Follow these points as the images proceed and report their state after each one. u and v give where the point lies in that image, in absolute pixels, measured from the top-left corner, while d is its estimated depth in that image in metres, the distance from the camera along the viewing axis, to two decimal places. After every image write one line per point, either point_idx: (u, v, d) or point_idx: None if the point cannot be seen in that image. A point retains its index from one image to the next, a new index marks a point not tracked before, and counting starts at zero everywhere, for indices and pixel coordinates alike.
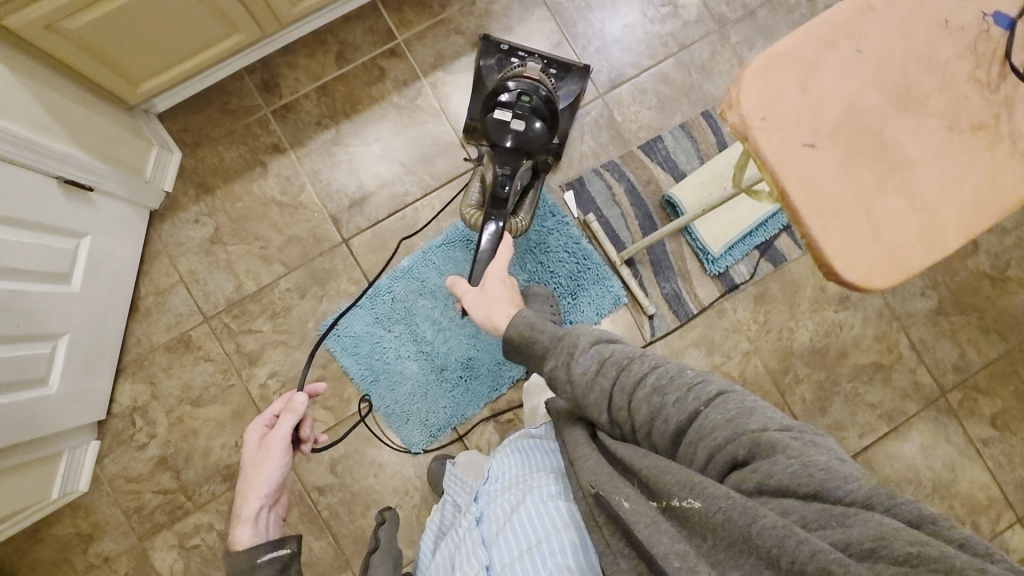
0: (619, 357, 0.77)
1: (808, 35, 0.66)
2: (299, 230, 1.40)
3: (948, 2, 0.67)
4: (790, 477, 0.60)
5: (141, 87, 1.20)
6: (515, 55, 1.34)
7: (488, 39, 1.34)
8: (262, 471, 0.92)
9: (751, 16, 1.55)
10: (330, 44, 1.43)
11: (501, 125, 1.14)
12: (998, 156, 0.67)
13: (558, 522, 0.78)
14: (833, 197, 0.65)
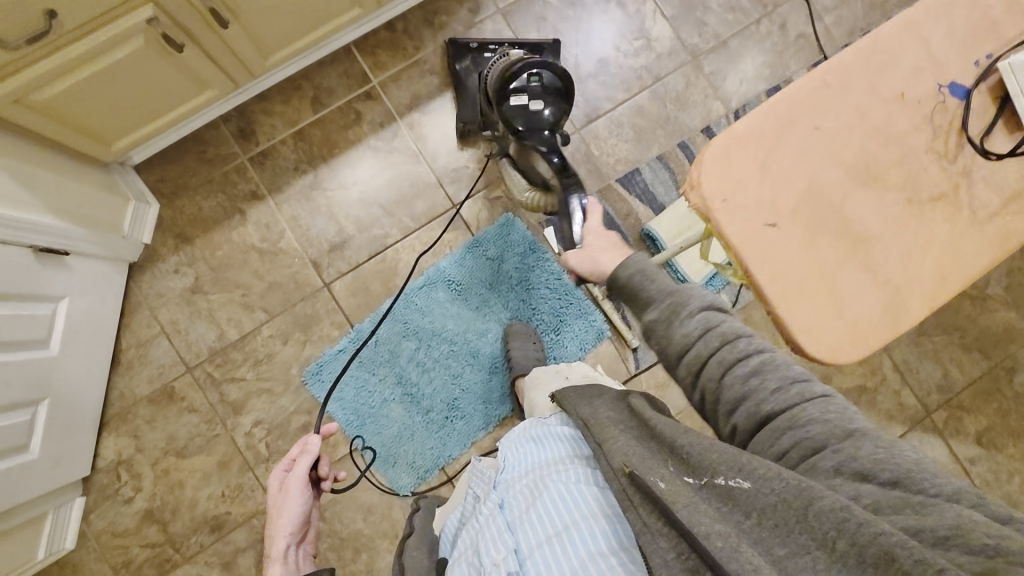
0: (724, 327, 0.71)
1: (765, 115, 0.67)
2: (279, 276, 1.40)
3: (903, 75, 0.68)
4: (873, 463, 0.57)
5: (114, 145, 1.20)
6: (486, 51, 1.44)
7: (456, 42, 1.44)
8: (285, 512, 0.88)
9: (723, 45, 1.57)
10: (305, 90, 1.44)
11: (524, 110, 1.16)
12: (960, 227, 0.67)
13: (585, 509, 0.71)
14: (798, 277, 0.65)
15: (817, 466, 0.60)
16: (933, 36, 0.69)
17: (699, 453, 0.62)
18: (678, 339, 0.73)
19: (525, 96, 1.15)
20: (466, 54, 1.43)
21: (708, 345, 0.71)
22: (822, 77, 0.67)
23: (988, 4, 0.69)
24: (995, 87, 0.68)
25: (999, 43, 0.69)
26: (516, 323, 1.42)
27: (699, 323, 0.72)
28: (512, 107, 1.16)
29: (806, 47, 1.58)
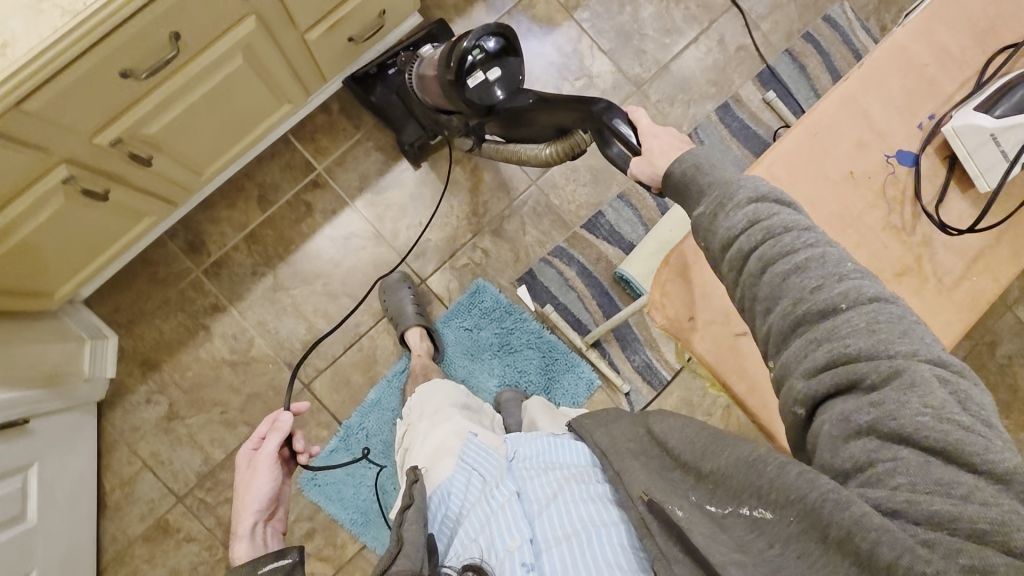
0: (776, 220, 0.58)
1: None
2: (257, 385, 1.36)
3: (849, 154, 0.64)
4: (915, 424, 0.48)
5: (59, 292, 1.14)
6: (388, 68, 1.35)
7: (356, 77, 1.34)
8: (253, 490, 0.83)
9: (665, 70, 1.55)
10: (249, 189, 1.39)
11: (483, 88, 0.91)
12: (926, 300, 0.64)
13: (607, 515, 0.71)
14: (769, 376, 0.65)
15: (847, 420, 0.51)
16: (873, 104, 0.65)
17: (712, 479, 0.60)
18: (722, 234, 0.61)
19: (479, 74, 0.91)
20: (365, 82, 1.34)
21: (748, 241, 0.59)
22: (770, 170, 0.63)
23: (924, 63, 0.66)
24: (942, 147, 0.65)
25: (939, 103, 0.66)
26: (505, 391, 1.37)
27: (744, 218, 0.60)
28: (473, 92, 0.91)
29: (749, 59, 1.57)
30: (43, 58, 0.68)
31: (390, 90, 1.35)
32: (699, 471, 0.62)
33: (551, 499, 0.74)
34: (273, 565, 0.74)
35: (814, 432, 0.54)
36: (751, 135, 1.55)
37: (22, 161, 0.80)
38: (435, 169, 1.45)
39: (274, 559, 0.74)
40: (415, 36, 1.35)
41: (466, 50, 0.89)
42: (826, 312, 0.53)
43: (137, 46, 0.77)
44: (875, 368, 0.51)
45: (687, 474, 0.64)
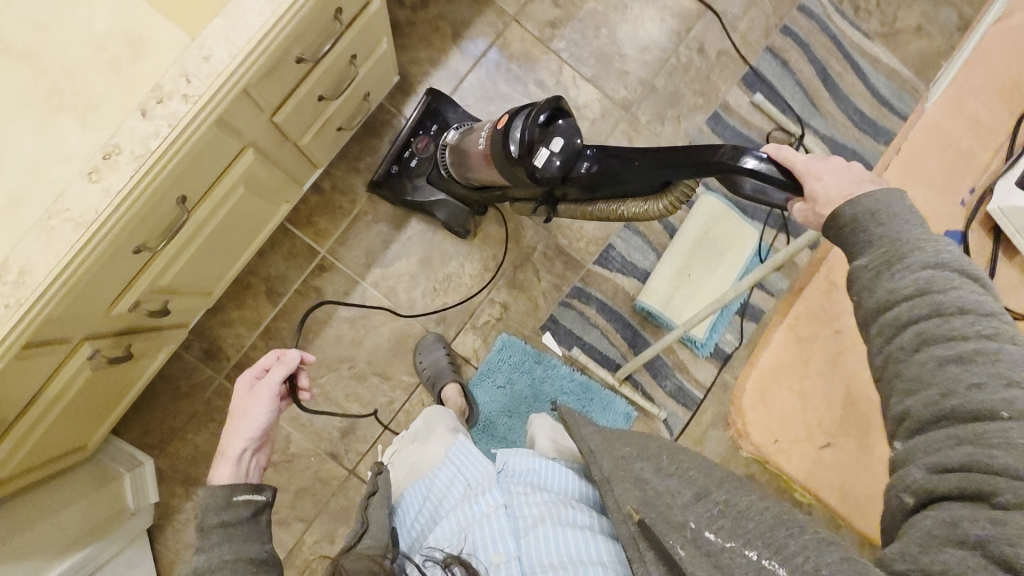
0: (951, 297, 0.53)
1: (785, 337, 0.63)
2: (304, 480, 1.35)
3: None
4: None
5: (92, 439, 1.10)
6: (408, 159, 1.34)
7: (381, 180, 1.34)
8: (248, 415, 0.77)
9: (652, 89, 1.52)
10: (256, 285, 1.35)
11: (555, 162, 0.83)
12: None
13: (596, 550, 0.69)
14: (861, 486, 0.63)
15: (954, 525, 0.47)
16: (916, 189, 0.66)
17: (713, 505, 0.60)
18: (882, 294, 0.56)
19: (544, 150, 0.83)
20: (388, 180, 1.34)
21: (910, 310, 0.54)
22: (828, 278, 0.64)
23: (957, 138, 0.67)
24: (986, 222, 0.67)
25: (977, 175, 0.67)
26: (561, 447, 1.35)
27: (916, 283, 0.54)
28: (542, 173, 0.83)
29: (731, 63, 1.56)
30: (63, 276, 0.63)
31: (414, 180, 1.34)
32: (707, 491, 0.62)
33: (539, 518, 0.71)
34: (248, 497, 0.71)
35: (912, 524, 0.51)
36: (743, 141, 1.55)
37: (45, 360, 0.75)
38: (440, 231, 1.42)
39: (250, 493, 0.72)
40: (418, 115, 1.34)
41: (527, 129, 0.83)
42: (979, 409, 0.49)
43: (148, 222, 0.73)
44: (1014, 489, 0.46)
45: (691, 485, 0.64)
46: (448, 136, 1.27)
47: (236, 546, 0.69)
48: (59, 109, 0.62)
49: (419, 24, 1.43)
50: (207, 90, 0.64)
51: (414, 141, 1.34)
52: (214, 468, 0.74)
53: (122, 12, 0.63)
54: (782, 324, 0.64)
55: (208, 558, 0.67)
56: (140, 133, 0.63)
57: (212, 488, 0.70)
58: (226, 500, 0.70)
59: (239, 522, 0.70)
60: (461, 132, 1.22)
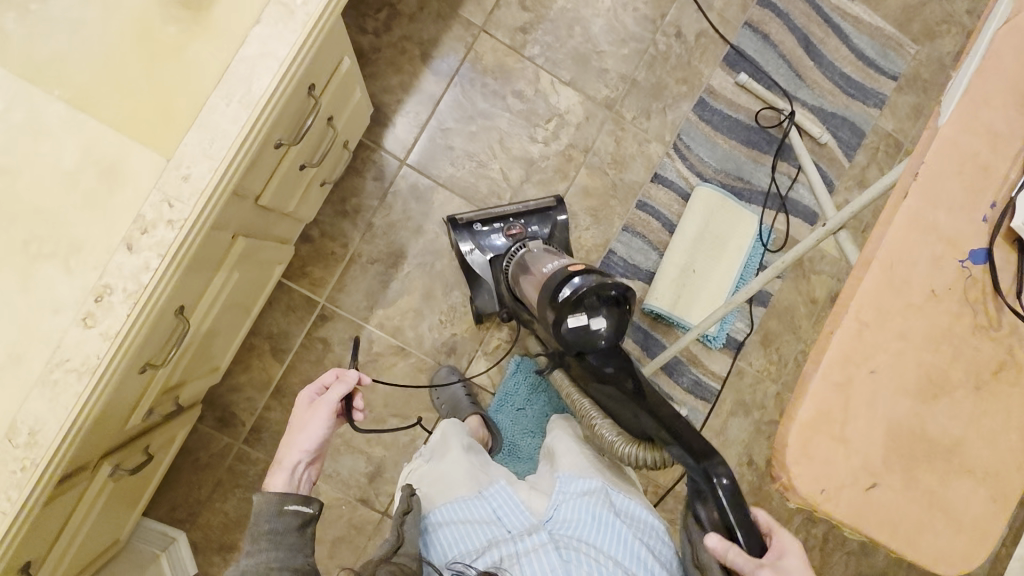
0: None
1: (820, 385, 0.60)
2: (337, 530, 1.35)
3: (925, 270, 0.62)
4: None
5: (124, 532, 1.08)
6: (492, 231, 1.26)
7: (457, 223, 1.25)
8: (307, 428, 0.79)
9: (634, 84, 1.47)
10: (259, 345, 1.32)
11: (581, 333, 0.84)
12: None
13: None
14: (910, 521, 0.61)
15: None
16: (939, 213, 0.62)
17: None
18: None
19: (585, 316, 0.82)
20: (466, 232, 1.25)
21: None
22: (859, 317, 0.61)
23: (975, 152, 0.63)
24: (1008, 234, 0.64)
25: (997, 187, 0.64)
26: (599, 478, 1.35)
27: None
28: (570, 332, 0.83)
29: (711, 44, 1.50)
30: (74, 431, 0.59)
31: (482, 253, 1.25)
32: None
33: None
34: (298, 508, 0.73)
35: None
36: (733, 125, 1.51)
37: (67, 495, 0.72)
38: (437, 263, 1.39)
39: (300, 504, 0.74)
40: (529, 208, 1.28)
41: (585, 288, 0.82)
42: None
43: (151, 344, 0.69)
44: None
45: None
46: (539, 244, 1.20)
47: (282, 555, 0.71)
48: (40, 257, 0.58)
49: (385, 49, 1.36)
50: (192, 212, 0.59)
51: (507, 222, 1.27)
52: (268, 476, 0.76)
53: (88, 141, 0.58)
54: (816, 372, 0.60)
55: (253, 562, 0.69)
56: (130, 268, 0.59)
57: (266, 494, 0.72)
58: (278, 508, 0.72)
59: (289, 531, 0.73)
60: (552, 248, 1.18)
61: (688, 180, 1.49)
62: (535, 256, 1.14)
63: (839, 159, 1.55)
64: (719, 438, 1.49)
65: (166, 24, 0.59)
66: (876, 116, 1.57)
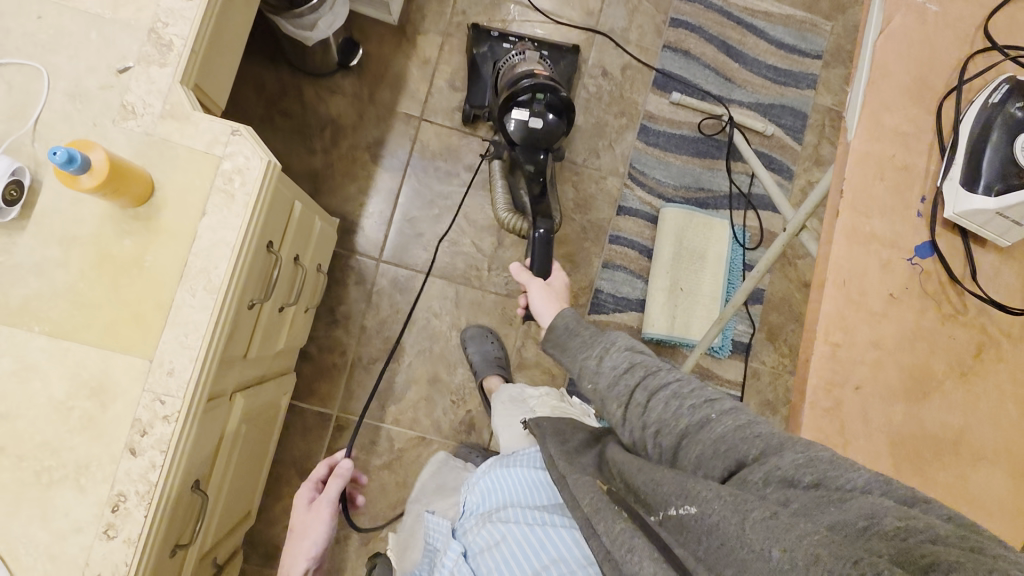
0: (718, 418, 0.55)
1: (811, 413, 0.61)
2: None
3: (879, 279, 0.64)
4: (795, 468, 0.48)
5: None
6: (506, 43, 1.40)
7: (478, 27, 1.39)
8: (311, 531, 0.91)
9: (576, 128, 1.53)
10: (286, 471, 1.34)
11: (519, 126, 0.99)
12: (1011, 358, 0.66)
13: (545, 557, 0.65)
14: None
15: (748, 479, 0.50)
16: (873, 221, 0.64)
17: (665, 400, 0.59)
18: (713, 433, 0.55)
19: (527, 112, 0.98)
20: (485, 40, 1.39)
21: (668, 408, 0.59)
22: (828, 338, 0.62)
23: (892, 155, 0.65)
24: (950, 224, 0.66)
25: (923, 182, 0.66)
26: None
27: (694, 404, 0.58)
28: (508, 118, 0.99)
29: (638, 73, 1.56)
30: None
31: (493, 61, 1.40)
32: (662, 379, 0.61)
33: (487, 550, 0.67)
34: None
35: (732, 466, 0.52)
36: (679, 141, 1.56)
37: None
38: (435, 346, 1.42)
39: None
40: (544, 42, 1.43)
41: (536, 87, 0.97)
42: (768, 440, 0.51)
43: (174, 526, 0.72)
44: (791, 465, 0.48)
45: (646, 359, 0.64)
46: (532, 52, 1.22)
47: None
48: (53, 484, 0.61)
49: (336, 162, 1.42)
50: (182, 403, 0.64)
51: (523, 40, 1.39)
52: None
53: (73, 367, 0.62)
54: (804, 401, 0.61)
55: None
56: (137, 471, 0.63)
57: None
58: None
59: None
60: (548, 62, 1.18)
61: (651, 204, 1.53)
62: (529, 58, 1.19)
63: (789, 145, 1.59)
64: None
65: (121, 240, 0.64)
66: (812, 96, 1.62)
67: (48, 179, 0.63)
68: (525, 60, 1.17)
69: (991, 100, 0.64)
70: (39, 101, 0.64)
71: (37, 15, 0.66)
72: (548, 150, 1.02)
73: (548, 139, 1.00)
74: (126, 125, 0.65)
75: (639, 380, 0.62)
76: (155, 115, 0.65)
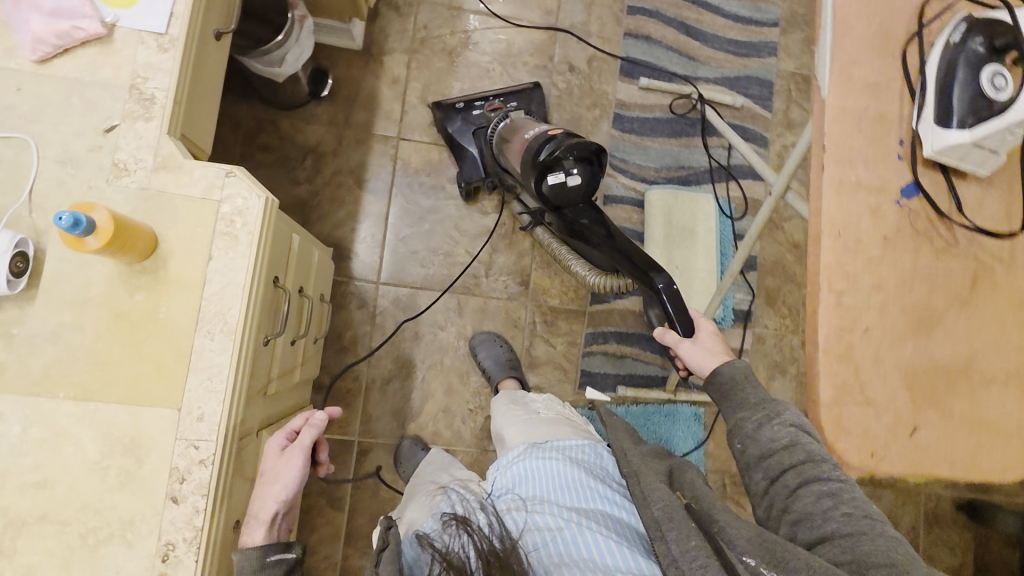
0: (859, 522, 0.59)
1: (827, 362, 0.63)
2: None
3: (872, 225, 0.66)
4: None
5: None
6: (474, 107, 1.42)
7: (440, 105, 1.42)
8: (279, 476, 0.77)
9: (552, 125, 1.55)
10: (316, 502, 1.34)
11: (560, 187, 0.93)
12: (1007, 282, 0.68)
13: (573, 548, 0.66)
14: (963, 449, 0.64)
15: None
16: (857, 171, 0.67)
17: (817, 492, 0.61)
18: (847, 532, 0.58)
19: (563, 172, 0.91)
20: (454, 114, 1.41)
21: (812, 497, 0.61)
22: (831, 288, 0.65)
23: (865, 108, 0.68)
24: (930, 163, 0.68)
25: (899, 128, 0.68)
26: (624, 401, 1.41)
27: (840, 499, 0.60)
28: (546, 185, 0.92)
29: (604, 64, 1.59)
30: None
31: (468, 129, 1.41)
32: (828, 472, 0.62)
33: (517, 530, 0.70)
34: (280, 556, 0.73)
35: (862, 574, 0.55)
36: (654, 124, 1.59)
37: None
38: (446, 358, 1.43)
39: (282, 551, 0.74)
40: (508, 90, 1.44)
41: (563, 147, 0.90)
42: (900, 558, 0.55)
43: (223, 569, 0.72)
44: None
45: (812, 445, 0.65)
46: (517, 115, 1.33)
47: None
48: (100, 543, 0.62)
49: (322, 190, 1.43)
50: (216, 445, 0.64)
51: (488, 100, 1.42)
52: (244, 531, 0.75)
53: (103, 425, 0.63)
54: (818, 352, 0.64)
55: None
56: (182, 519, 0.63)
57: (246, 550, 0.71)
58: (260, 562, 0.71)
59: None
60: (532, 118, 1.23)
61: (635, 188, 1.56)
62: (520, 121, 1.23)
63: (760, 114, 1.63)
64: None
65: (132, 295, 0.65)
66: (774, 63, 1.66)
67: (52, 246, 0.64)
68: (523, 123, 1.18)
69: (952, 41, 0.66)
70: (32, 171, 0.65)
71: (16, 86, 0.66)
72: (586, 200, 0.96)
73: (588, 189, 0.95)
74: (121, 183, 0.66)
75: (796, 462, 0.64)
76: (148, 169, 0.66)
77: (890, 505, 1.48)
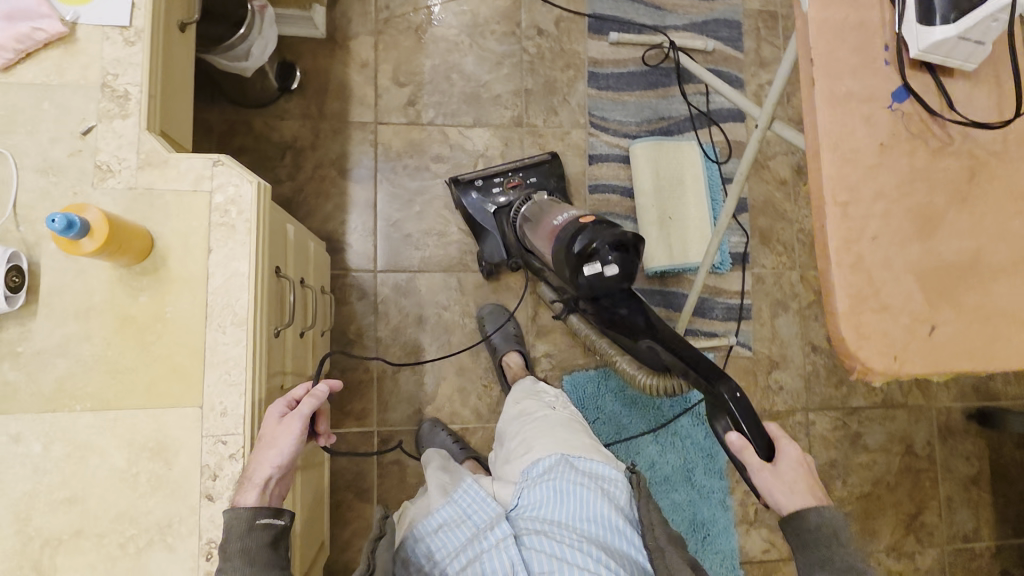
0: None
1: (840, 273, 0.64)
2: None
3: (868, 133, 0.66)
4: None
5: None
6: (494, 184, 1.37)
7: (458, 180, 1.37)
8: (276, 442, 0.62)
9: (528, 92, 1.53)
10: (344, 495, 1.35)
11: (599, 278, 0.86)
12: (1003, 173, 0.69)
13: None
14: (978, 340, 0.65)
15: None
16: (847, 81, 0.66)
17: None
18: None
19: (600, 264, 0.85)
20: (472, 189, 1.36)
21: None
22: (835, 201, 0.65)
23: (847, 17, 0.67)
24: (917, 63, 0.68)
25: (882, 33, 0.68)
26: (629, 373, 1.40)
27: None
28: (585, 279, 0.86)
29: (572, 24, 1.57)
30: None
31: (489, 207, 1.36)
32: None
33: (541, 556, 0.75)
34: (269, 520, 0.59)
35: None
36: (629, 79, 1.57)
37: None
38: (453, 338, 1.42)
39: (273, 515, 0.60)
40: (528, 163, 1.41)
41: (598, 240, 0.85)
42: None
43: None
44: None
45: None
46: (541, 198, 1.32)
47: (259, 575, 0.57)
48: (142, 548, 0.61)
49: (306, 186, 1.41)
50: (243, 437, 0.64)
51: (508, 176, 1.38)
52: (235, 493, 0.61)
53: (127, 432, 0.62)
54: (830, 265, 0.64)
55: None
56: (221, 514, 0.63)
57: (235, 510, 0.58)
58: (250, 523, 0.58)
59: (261, 549, 0.59)
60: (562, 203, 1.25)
61: (619, 145, 1.55)
62: (545, 212, 1.22)
63: (732, 55, 1.62)
64: (776, 342, 1.51)
65: (135, 298, 0.63)
66: (740, 3, 1.64)
67: (46, 258, 0.62)
68: (552, 211, 1.17)
69: None
70: (13, 185, 0.63)
71: None
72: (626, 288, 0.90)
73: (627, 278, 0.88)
74: (107, 185, 0.64)
75: None
76: (132, 168, 0.64)
77: (903, 423, 1.51)
